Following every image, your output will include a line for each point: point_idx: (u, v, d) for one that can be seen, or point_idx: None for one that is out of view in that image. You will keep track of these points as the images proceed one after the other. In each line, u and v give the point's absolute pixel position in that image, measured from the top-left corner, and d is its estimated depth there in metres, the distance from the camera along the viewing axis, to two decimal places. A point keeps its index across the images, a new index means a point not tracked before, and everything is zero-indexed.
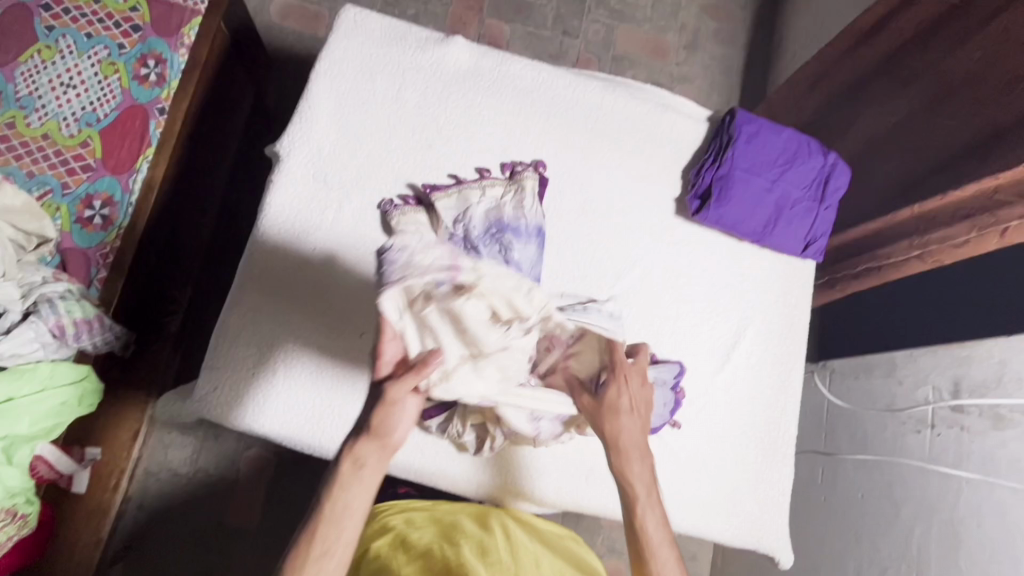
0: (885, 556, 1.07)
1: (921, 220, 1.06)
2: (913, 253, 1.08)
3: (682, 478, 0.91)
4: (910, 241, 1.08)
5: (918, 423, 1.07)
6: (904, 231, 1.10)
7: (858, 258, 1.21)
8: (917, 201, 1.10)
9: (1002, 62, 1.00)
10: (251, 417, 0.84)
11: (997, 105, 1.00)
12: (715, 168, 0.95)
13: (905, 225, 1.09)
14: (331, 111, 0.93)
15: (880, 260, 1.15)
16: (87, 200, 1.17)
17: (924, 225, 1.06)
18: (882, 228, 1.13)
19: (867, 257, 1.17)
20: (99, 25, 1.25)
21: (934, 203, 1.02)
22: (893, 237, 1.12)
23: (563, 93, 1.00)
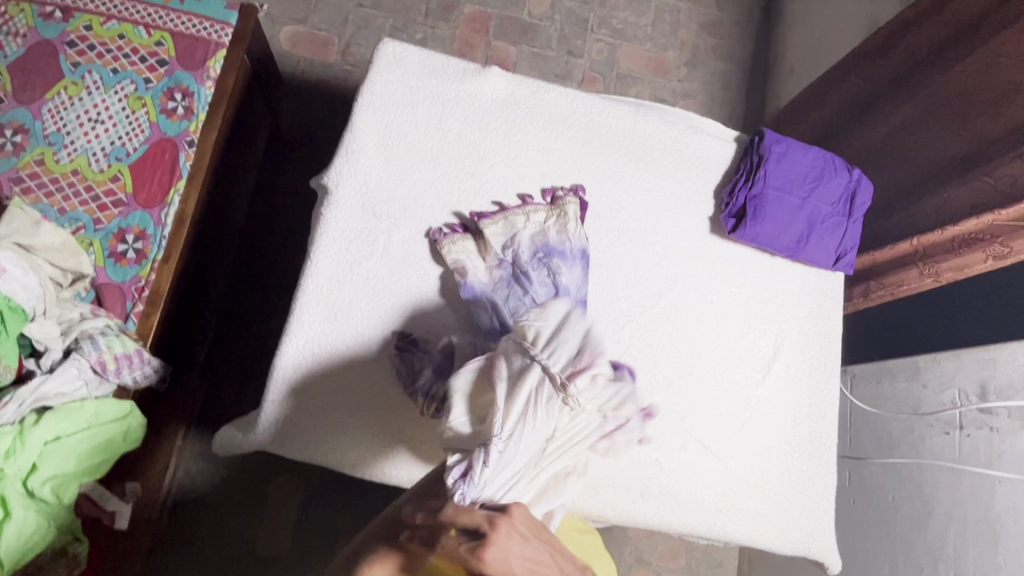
0: (921, 556, 1.11)
1: (923, 249, 1.12)
2: (924, 281, 1.13)
3: (734, 488, 0.93)
4: (919, 270, 1.13)
5: (947, 424, 1.11)
6: (905, 261, 1.16)
7: (865, 283, 1.24)
8: (939, 209, 1.13)
9: (999, 76, 1.02)
10: (316, 448, 0.85)
11: (985, 118, 1.05)
12: (748, 188, 0.99)
13: (907, 256, 1.15)
14: (375, 143, 0.94)
15: (888, 286, 1.19)
16: (120, 234, 1.14)
17: (926, 255, 1.12)
18: (883, 259, 1.19)
19: (874, 284, 1.21)
20: (125, 60, 1.23)
21: (935, 237, 1.09)
22: (886, 271, 1.19)
23: (597, 120, 1.03)
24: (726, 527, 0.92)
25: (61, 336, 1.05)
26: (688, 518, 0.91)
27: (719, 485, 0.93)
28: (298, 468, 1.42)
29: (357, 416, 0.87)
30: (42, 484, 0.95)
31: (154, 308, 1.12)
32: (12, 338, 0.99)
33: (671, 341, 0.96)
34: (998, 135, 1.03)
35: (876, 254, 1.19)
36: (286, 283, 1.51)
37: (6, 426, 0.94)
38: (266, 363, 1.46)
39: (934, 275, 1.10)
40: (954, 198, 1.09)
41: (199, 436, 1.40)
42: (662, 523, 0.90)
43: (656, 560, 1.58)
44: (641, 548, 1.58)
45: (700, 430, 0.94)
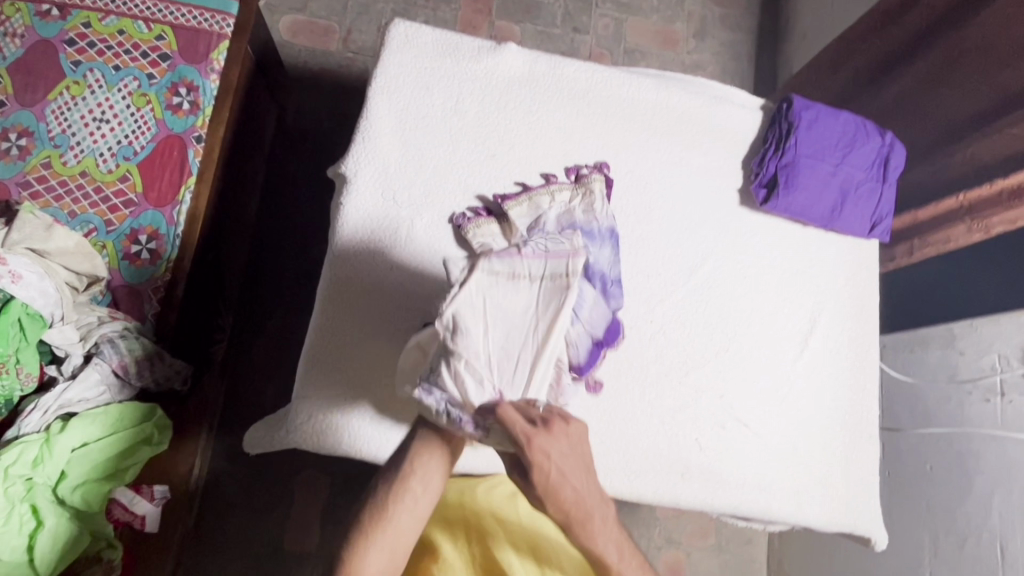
0: (964, 524, 1.09)
1: (969, 205, 1.06)
2: (974, 237, 1.07)
3: (776, 466, 0.92)
4: (967, 226, 1.06)
5: (987, 391, 1.08)
6: (951, 219, 1.10)
7: (910, 242, 1.19)
8: (970, 172, 1.09)
9: (1016, 26, 0.98)
10: (349, 439, 0.83)
11: (1006, 72, 1.01)
12: (778, 157, 0.96)
13: (953, 213, 1.10)
14: (392, 127, 0.91)
15: (935, 245, 1.14)
16: (132, 235, 1.12)
17: (972, 210, 1.06)
18: (926, 218, 1.14)
19: (919, 242, 1.16)
20: (126, 56, 1.19)
21: (981, 192, 1.04)
22: (931, 229, 1.13)
23: (618, 94, 0.99)
24: (770, 504, 0.90)
25: (80, 342, 1.03)
26: (730, 499, 0.89)
27: (760, 464, 0.91)
28: (322, 464, 1.41)
29: (388, 407, 0.85)
30: (73, 491, 0.94)
31: (172, 309, 1.10)
32: (31, 344, 0.99)
33: (705, 318, 0.94)
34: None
35: (918, 213, 1.14)
36: (301, 278, 1.48)
37: (33, 434, 0.94)
38: (286, 360, 1.44)
39: (985, 231, 1.04)
40: (986, 157, 1.05)
41: (223, 436, 1.38)
42: (705, 503, 0.88)
43: (685, 539, 1.56)
44: (670, 528, 1.56)
45: (738, 408, 0.92)
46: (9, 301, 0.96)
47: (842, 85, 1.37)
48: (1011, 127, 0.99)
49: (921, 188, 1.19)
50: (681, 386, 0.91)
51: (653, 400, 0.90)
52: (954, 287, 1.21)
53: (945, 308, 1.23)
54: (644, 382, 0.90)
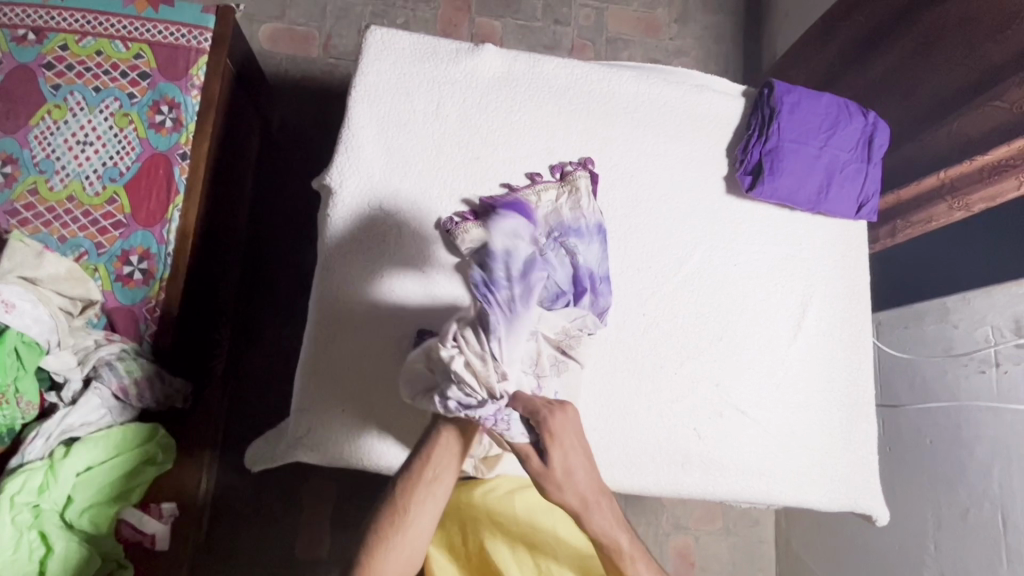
0: (965, 496, 1.10)
1: (952, 181, 1.04)
2: (956, 215, 1.06)
3: (776, 450, 0.92)
4: (948, 205, 1.06)
5: (982, 362, 1.08)
6: (933, 196, 1.08)
7: (891, 224, 1.18)
8: (948, 151, 1.08)
9: None
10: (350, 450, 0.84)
11: (988, 44, 1.01)
12: (762, 143, 0.96)
13: (934, 191, 1.08)
14: (375, 136, 0.91)
15: (916, 225, 1.13)
16: (123, 257, 1.12)
17: (954, 187, 1.04)
18: (907, 197, 1.13)
19: (901, 224, 1.15)
20: (105, 77, 1.19)
21: (962, 168, 1.02)
22: (913, 209, 1.12)
23: (599, 88, 0.99)
24: (772, 489, 0.91)
25: (78, 365, 1.03)
26: (731, 486, 0.90)
27: (761, 449, 0.92)
28: (327, 472, 1.42)
29: (386, 413, 0.85)
30: (80, 515, 0.95)
31: (168, 327, 1.10)
32: (29, 372, 0.99)
33: (697, 308, 0.95)
34: (1002, 62, 0.99)
35: (897, 193, 1.14)
36: (296, 288, 1.49)
37: (36, 462, 0.94)
38: (285, 370, 1.45)
39: (967, 209, 1.03)
40: (967, 132, 1.04)
41: (228, 450, 1.39)
42: (706, 492, 0.89)
43: (693, 524, 1.58)
44: (677, 514, 1.57)
45: (735, 394, 0.93)
46: (4, 331, 0.96)
47: (827, 65, 1.37)
48: (992, 101, 0.99)
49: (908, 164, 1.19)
50: (677, 376, 0.92)
51: (651, 392, 0.90)
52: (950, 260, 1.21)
53: (940, 281, 1.23)
54: (640, 375, 0.91)
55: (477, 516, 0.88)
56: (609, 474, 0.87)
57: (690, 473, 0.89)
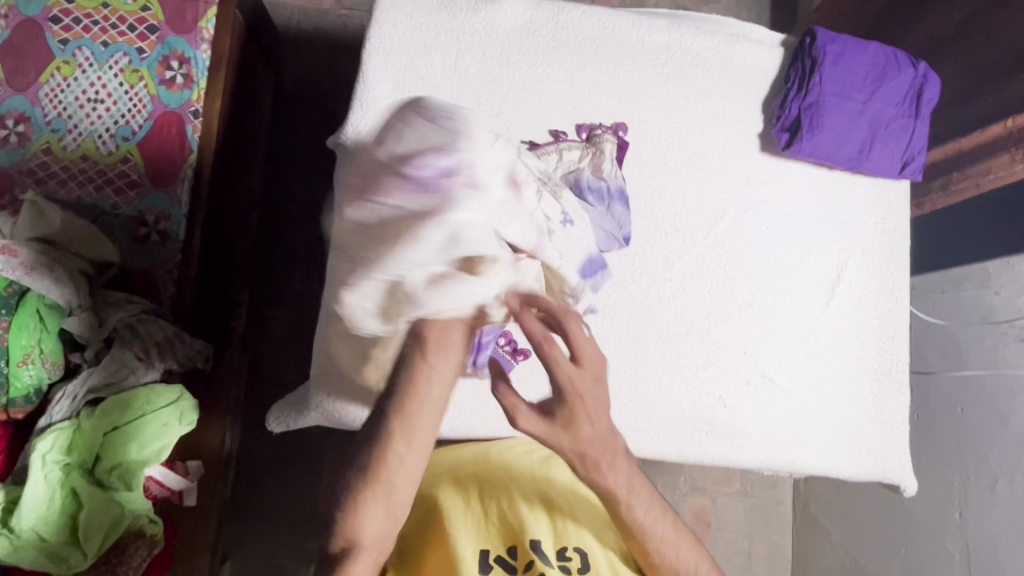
0: (996, 466, 1.08)
1: (1017, 131, 1.03)
2: (1018, 167, 1.03)
3: (803, 419, 0.90)
4: (1010, 155, 1.04)
5: (1022, 331, 1.04)
6: (997, 148, 1.07)
7: (947, 175, 1.17)
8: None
9: None
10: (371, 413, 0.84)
11: None
12: (802, 97, 0.90)
13: (1000, 140, 1.06)
14: (391, 90, 0.86)
15: (973, 177, 1.11)
16: (140, 218, 1.11)
17: (1019, 137, 1.03)
18: (969, 145, 1.12)
19: (956, 176, 1.14)
20: (113, 30, 1.15)
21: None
22: (971, 161, 1.11)
23: (627, 38, 0.93)
24: (799, 459, 0.89)
25: (98, 329, 1.02)
26: (755, 454, 0.88)
27: (788, 418, 0.90)
28: (347, 431, 1.43)
29: None
30: (108, 474, 0.96)
31: (184, 290, 1.11)
32: (52, 333, 1.00)
33: (727, 273, 0.91)
34: None
35: (959, 142, 1.13)
36: (314, 250, 1.47)
37: (64, 421, 0.96)
38: (303, 331, 1.45)
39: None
40: None
41: (249, 409, 1.41)
42: (728, 460, 0.88)
43: (710, 486, 1.57)
44: (696, 476, 1.56)
45: (762, 363, 0.90)
46: (24, 294, 0.98)
47: (875, 12, 1.28)
48: None
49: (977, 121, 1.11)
50: (703, 343, 0.89)
51: (675, 358, 0.88)
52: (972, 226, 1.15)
53: (962, 248, 1.18)
54: (665, 342, 0.88)
55: (492, 472, 0.84)
56: (630, 441, 0.85)
57: (713, 441, 0.88)
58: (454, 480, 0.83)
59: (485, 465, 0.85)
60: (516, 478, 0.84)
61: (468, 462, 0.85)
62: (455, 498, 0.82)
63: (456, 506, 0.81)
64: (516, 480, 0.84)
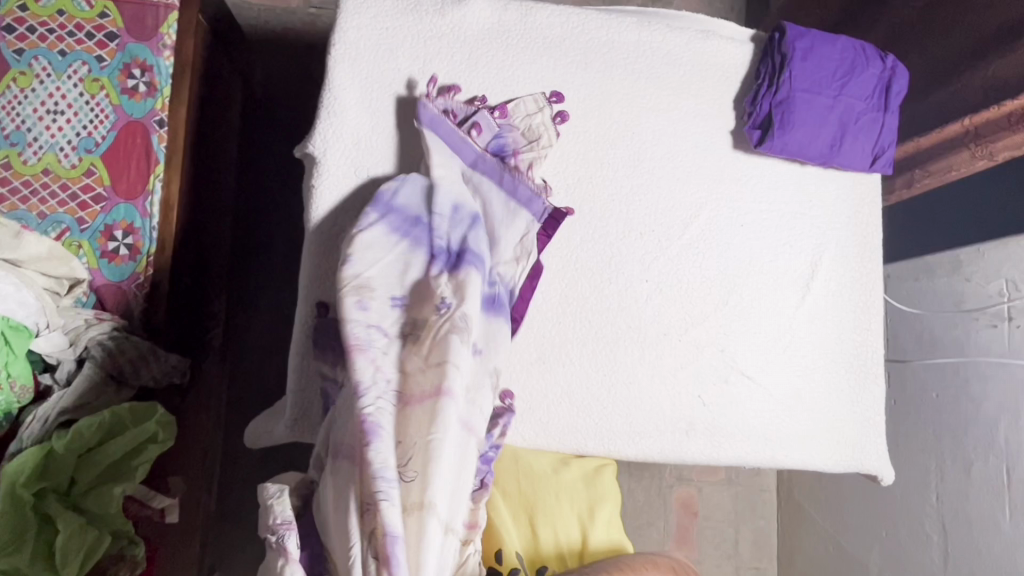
0: (970, 450, 1.10)
1: (975, 129, 1.01)
2: (978, 163, 1.03)
3: (782, 414, 0.91)
4: (970, 152, 1.03)
5: (993, 317, 1.06)
6: (955, 144, 1.06)
7: (910, 172, 1.16)
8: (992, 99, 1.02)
9: None
10: None
11: None
12: (772, 94, 0.90)
13: (956, 139, 1.05)
14: (359, 98, 0.84)
15: (935, 174, 1.11)
16: (107, 232, 1.08)
17: (978, 135, 1.02)
18: (928, 145, 1.10)
19: (919, 173, 1.13)
20: (70, 39, 1.11)
21: (989, 114, 0.99)
22: (931, 159, 1.11)
23: (597, 37, 0.92)
24: (779, 455, 0.90)
25: (71, 346, 1.02)
26: (735, 452, 0.89)
27: (766, 414, 0.91)
28: None
29: None
30: (84, 496, 0.95)
31: (157, 304, 1.09)
32: (20, 357, 0.97)
33: (702, 271, 0.92)
34: None
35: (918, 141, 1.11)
36: (291, 257, 1.45)
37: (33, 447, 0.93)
38: (283, 339, 1.43)
39: (990, 157, 1.01)
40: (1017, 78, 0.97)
41: (230, 420, 1.39)
42: (710, 458, 0.89)
43: (696, 476, 1.58)
44: (681, 467, 1.57)
45: (739, 360, 0.91)
46: None
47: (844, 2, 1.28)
48: None
49: (944, 110, 1.12)
50: (681, 343, 0.90)
51: (653, 359, 0.89)
52: (947, 213, 1.17)
53: (935, 236, 1.20)
54: (643, 344, 0.88)
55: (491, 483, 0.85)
56: (611, 444, 0.86)
57: (693, 440, 0.89)
58: None
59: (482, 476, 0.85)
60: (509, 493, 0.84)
61: None
62: None
63: None
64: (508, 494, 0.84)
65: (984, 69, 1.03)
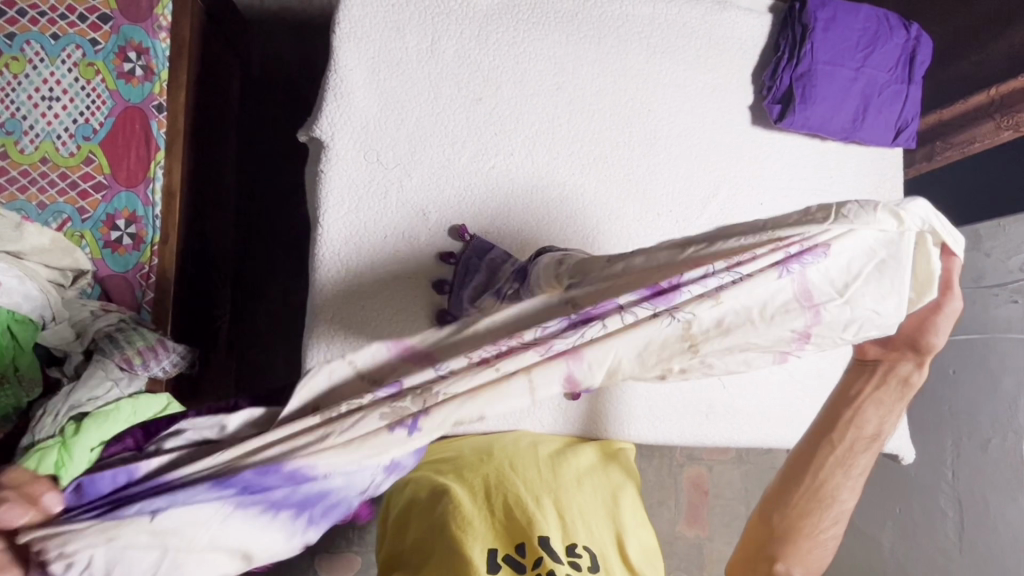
0: (988, 427, 1.10)
1: (1002, 98, 1.00)
2: (1002, 135, 1.01)
3: (801, 394, 0.90)
4: (995, 123, 1.01)
5: (1013, 292, 1.06)
6: (981, 114, 1.04)
7: (930, 145, 1.13)
8: (1016, 67, 0.99)
9: None
10: None
11: None
12: (793, 66, 0.87)
13: (982, 109, 1.04)
14: (367, 78, 0.81)
15: (957, 146, 1.08)
16: (110, 221, 1.06)
17: (1004, 104, 1.00)
18: (951, 116, 1.09)
19: (941, 146, 1.11)
20: (62, 22, 1.07)
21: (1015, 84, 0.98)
22: (955, 130, 1.08)
23: (610, 11, 0.88)
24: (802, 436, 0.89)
25: (77, 339, 1.01)
26: (754, 435, 0.90)
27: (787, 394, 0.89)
28: None
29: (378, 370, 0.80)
30: None
31: (165, 294, 1.07)
32: (28, 347, 0.98)
33: None
34: None
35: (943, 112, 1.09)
36: (296, 243, 1.43)
37: (51, 440, 0.91)
38: (291, 327, 1.41)
39: (1014, 128, 0.99)
40: None
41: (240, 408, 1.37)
42: (730, 440, 0.89)
43: (706, 456, 1.58)
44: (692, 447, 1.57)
45: None
46: None
47: None
48: None
49: (964, 80, 1.09)
50: None
51: None
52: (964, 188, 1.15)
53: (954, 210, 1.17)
54: None
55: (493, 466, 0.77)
56: (632, 429, 0.88)
57: (712, 423, 0.90)
58: (460, 475, 0.76)
59: (489, 459, 0.78)
60: (526, 472, 0.76)
61: (476, 457, 0.79)
62: (462, 489, 0.73)
63: (463, 496, 0.72)
64: (526, 474, 0.76)
65: (1006, 37, 1.01)
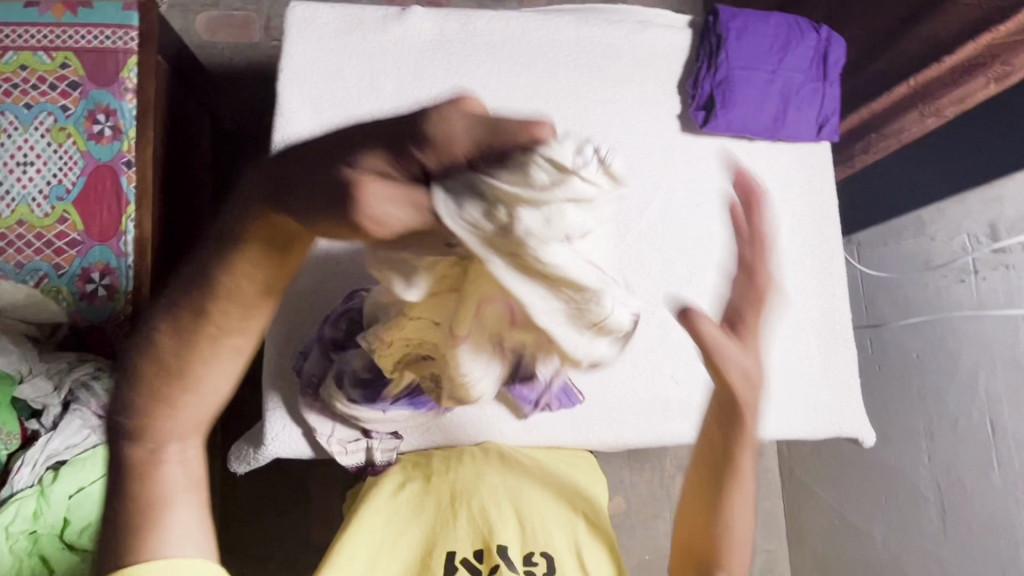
0: (954, 406, 1.11)
1: (923, 89, 1.03)
2: (927, 123, 1.05)
3: (755, 386, 0.92)
4: (920, 112, 1.05)
5: (960, 272, 1.09)
6: (906, 106, 1.07)
7: (865, 140, 1.17)
8: None
9: None
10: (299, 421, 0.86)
11: None
12: (713, 75, 0.93)
13: (907, 100, 1.07)
14: (312, 118, 0.87)
15: (891, 137, 1.12)
16: (84, 274, 1.10)
17: (926, 94, 1.03)
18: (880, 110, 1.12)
19: (876, 138, 1.14)
20: (34, 92, 1.14)
21: (932, 73, 1.01)
22: (886, 123, 1.12)
23: (538, 39, 0.94)
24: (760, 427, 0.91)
25: (55, 390, 1.03)
26: None
27: None
28: (331, 461, 1.40)
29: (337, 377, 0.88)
30: (78, 537, 0.94)
31: None
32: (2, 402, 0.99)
33: (663, 255, 0.93)
34: None
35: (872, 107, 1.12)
36: None
37: (27, 490, 0.94)
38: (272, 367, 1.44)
39: (937, 116, 1.03)
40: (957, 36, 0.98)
41: None
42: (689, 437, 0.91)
43: None
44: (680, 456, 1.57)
45: None
46: None
47: None
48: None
49: None
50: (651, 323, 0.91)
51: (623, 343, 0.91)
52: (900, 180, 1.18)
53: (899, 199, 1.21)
54: None
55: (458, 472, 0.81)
56: (588, 434, 0.89)
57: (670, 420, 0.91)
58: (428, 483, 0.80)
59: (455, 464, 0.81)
60: (490, 477, 0.80)
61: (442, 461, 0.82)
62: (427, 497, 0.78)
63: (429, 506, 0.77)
64: (490, 479, 0.79)
65: None
